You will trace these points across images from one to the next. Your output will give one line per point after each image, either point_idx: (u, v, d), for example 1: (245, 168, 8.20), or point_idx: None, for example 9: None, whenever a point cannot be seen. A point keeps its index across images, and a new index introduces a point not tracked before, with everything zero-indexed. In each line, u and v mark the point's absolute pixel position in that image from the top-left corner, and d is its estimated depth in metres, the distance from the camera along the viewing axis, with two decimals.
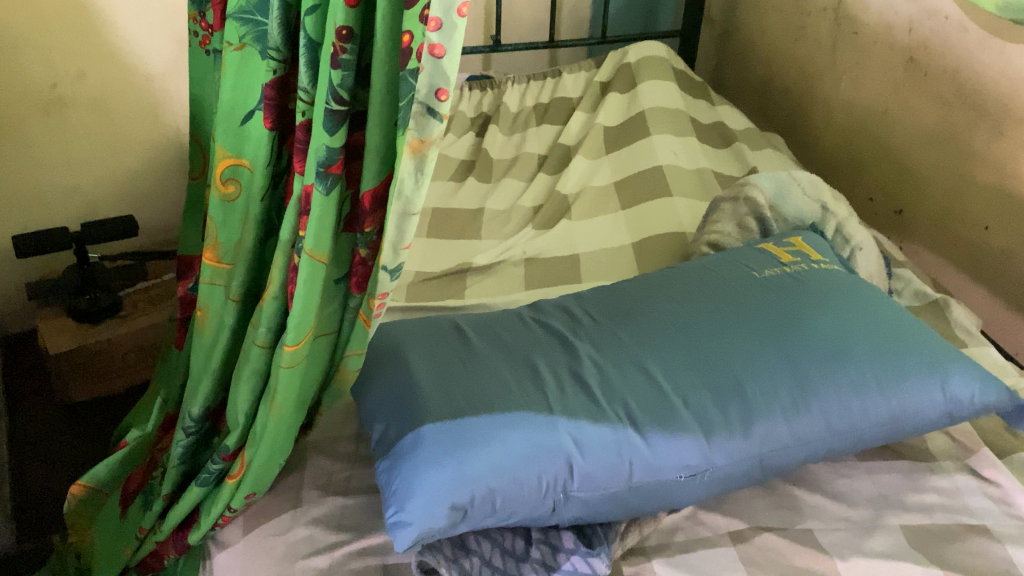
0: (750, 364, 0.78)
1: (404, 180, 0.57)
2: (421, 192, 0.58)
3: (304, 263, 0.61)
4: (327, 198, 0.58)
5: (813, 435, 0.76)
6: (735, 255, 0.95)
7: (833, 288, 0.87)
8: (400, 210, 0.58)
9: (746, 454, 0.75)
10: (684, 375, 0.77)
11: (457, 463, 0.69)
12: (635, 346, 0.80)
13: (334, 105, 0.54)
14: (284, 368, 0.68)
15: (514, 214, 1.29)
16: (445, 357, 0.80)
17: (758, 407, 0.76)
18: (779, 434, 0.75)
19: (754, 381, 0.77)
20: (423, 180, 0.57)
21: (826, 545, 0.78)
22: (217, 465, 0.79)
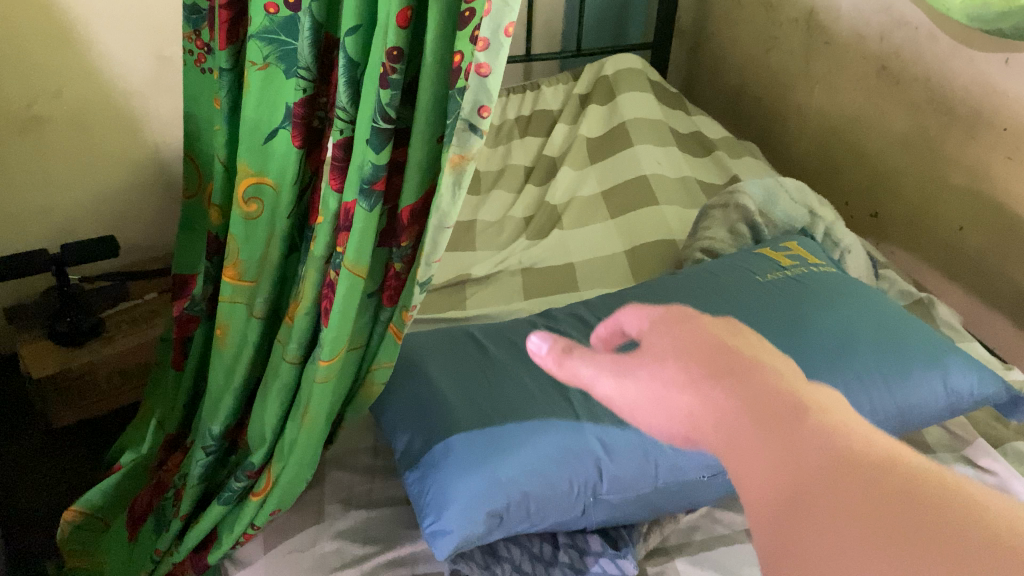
0: None
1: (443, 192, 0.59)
2: (458, 205, 0.59)
3: (343, 277, 0.62)
4: (370, 214, 0.59)
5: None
6: (736, 259, 0.97)
7: (834, 288, 0.91)
8: (438, 223, 0.60)
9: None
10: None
11: (488, 469, 0.70)
12: None
13: (382, 124, 0.55)
14: (318, 384, 0.68)
15: (506, 224, 1.30)
16: (466, 367, 0.81)
17: None
18: None
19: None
20: (460, 194, 0.59)
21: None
22: (242, 483, 0.79)
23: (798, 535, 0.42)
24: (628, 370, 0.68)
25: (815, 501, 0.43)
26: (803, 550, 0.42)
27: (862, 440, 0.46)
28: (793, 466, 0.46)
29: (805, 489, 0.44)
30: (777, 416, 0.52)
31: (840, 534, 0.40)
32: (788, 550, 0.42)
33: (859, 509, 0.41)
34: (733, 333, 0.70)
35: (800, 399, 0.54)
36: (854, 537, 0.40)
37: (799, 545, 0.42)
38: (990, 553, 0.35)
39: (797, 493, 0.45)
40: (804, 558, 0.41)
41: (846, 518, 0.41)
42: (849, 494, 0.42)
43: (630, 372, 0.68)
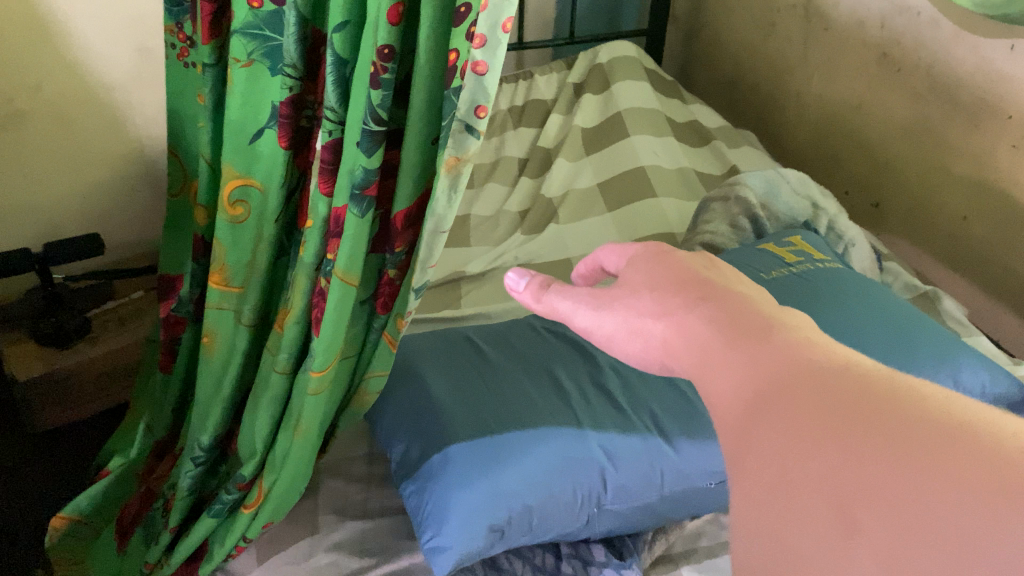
0: None
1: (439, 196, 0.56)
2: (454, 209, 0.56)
3: (335, 287, 0.59)
4: (362, 220, 0.56)
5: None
6: (738, 255, 0.94)
7: (840, 285, 0.88)
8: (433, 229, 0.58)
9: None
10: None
11: (488, 480, 0.68)
12: None
13: (373, 126, 0.52)
14: (310, 396, 0.65)
15: (501, 219, 1.27)
16: (463, 373, 0.79)
17: None
18: None
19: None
20: (455, 197, 0.57)
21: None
22: (232, 495, 0.76)
23: (769, 469, 0.32)
24: (602, 303, 0.56)
25: (783, 423, 0.33)
26: (792, 504, 0.30)
27: (852, 365, 0.35)
28: (761, 395, 0.36)
29: (770, 416, 0.34)
30: (770, 354, 0.38)
31: (836, 476, 0.29)
32: (751, 490, 0.32)
33: (841, 433, 0.31)
34: (706, 260, 0.55)
35: (830, 346, 0.38)
36: (839, 470, 0.30)
37: (775, 494, 0.31)
38: (1007, 481, 0.26)
39: (762, 421, 0.34)
40: (779, 505, 0.30)
41: (824, 446, 0.31)
42: (833, 419, 0.32)
43: (608, 303, 0.55)
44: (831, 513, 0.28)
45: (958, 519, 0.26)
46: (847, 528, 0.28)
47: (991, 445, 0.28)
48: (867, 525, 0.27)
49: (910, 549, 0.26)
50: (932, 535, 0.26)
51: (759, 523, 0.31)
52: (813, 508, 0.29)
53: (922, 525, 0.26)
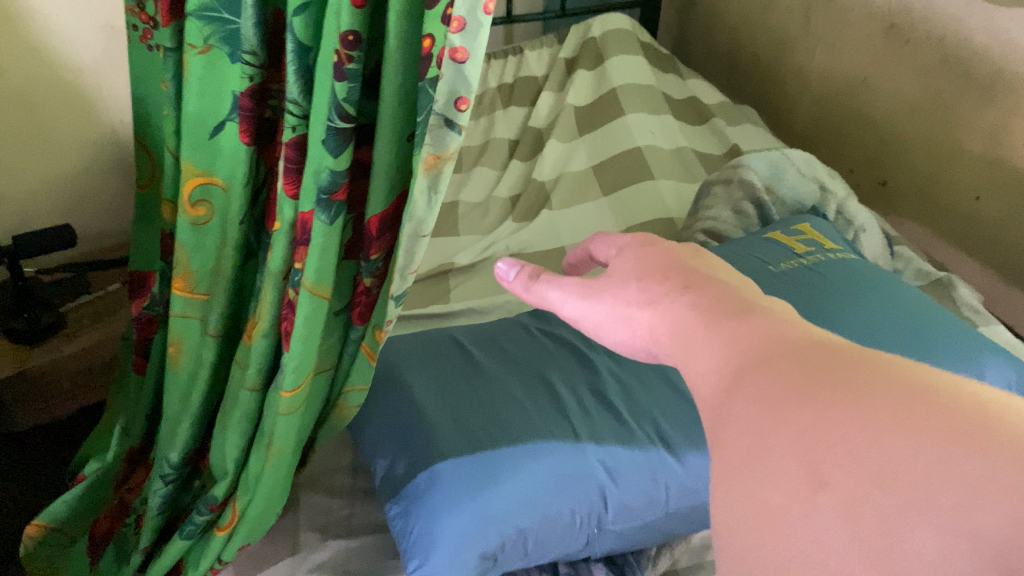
0: None
1: (416, 199, 0.50)
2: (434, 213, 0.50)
3: (304, 300, 0.53)
4: (330, 227, 0.50)
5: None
6: (744, 245, 0.88)
7: (853, 278, 0.82)
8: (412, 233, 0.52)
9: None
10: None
11: (479, 502, 0.62)
12: None
13: (340, 123, 0.46)
14: (280, 417, 0.60)
15: (491, 206, 1.21)
16: (451, 380, 0.73)
17: None
18: None
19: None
20: (436, 200, 0.51)
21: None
22: (204, 517, 0.71)
23: (739, 436, 0.31)
24: (592, 291, 0.50)
25: (759, 395, 0.32)
26: (762, 465, 0.29)
27: (834, 344, 0.34)
28: (740, 371, 0.35)
29: (747, 389, 0.33)
30: (749, 333, 0.37)
31: (807, 436, 0.29)
32: (725, 457, 0.31)
33: (814, 400, 0.30)
34: (699, 251, 0.51)
35: (819, 334, 0.36)
36: (812, 432, 0.29)
37: (746, 457, 0.30)
38: (991, 441, 0.25)
39: (739, 395, 0.33)
40: (748, 467, 0.30)
41: (796, 410, 0.30)
42: (807, 389, 0.31)
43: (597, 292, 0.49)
44: (800, 470, 0.28)
45: (918, 464, 0.25)
46: (814, 480, 0.27)
47: (956, 405, 0.27)
48: (835, 478, 0.27)
49: (876, 496, 0.25)
50: (903, 488, 0.25)
51: (729, 490, 0.30)
52: (783, 464, 0.28)
53: (890, 474, 0.26)
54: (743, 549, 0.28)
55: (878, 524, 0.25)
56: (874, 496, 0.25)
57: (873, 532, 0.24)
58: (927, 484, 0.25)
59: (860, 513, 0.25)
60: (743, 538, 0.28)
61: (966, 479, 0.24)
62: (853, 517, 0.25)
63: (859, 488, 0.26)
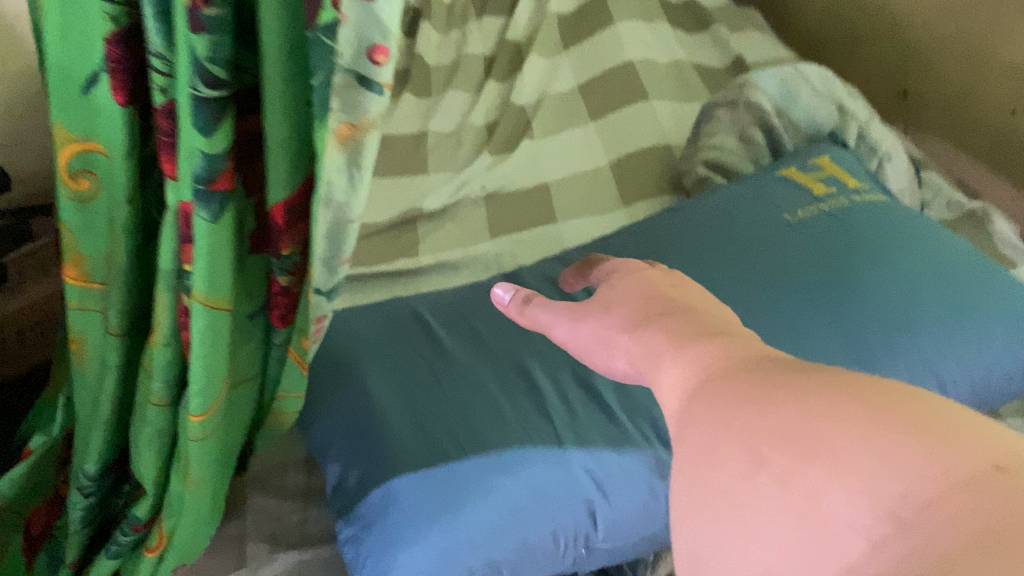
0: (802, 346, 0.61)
1: (331, 181, 0.38)
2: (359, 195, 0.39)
3: (196, 313, 0.42)
4: (216, 226, 0.38)
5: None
6: (754, 185, 0.75)
7: (880, 225, 0.70)
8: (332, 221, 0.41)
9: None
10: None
11: (440, 531, 0.52)
12: None
13: (206, 91, 0.33)
14: (192, 443, 0.49)
15: (464, 136, 1.04)
16: (410, 368, 0.61)
17: None
18: None
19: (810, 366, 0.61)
20: (359, 179, 0.39)
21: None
22: (128, 537, 0.60)
23: (696, 437, 0.30)
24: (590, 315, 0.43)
25: (711, 403, 0.31)
26: (716, 463, 0.28)
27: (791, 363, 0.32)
28: (697, 379, 0.33)
29: (702, 394, 0.32)
30: (710, 347, 0.34)
31: (751, 429, 0.28)
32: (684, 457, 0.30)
33: (761, 399, 0.29)
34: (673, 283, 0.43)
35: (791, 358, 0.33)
36: (757, 424, 0.28)
37: (699, 461, 0.29)
38: (924, 425, 0.25)
39: (694, 401, 0.32)
40: (700, 467, 0.29)
41: (745, 409, 0.29)
42: (756, 389, 0.30)
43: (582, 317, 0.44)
44: (743, 455, 0.28)
45: (845, 438, 0.25)
46: (755, 462, 0.27)
47: (886, 390, 0.27)
48: (774, 459, 0.26)
49: (803, 472, 0.25)
50: (835, 461, 0.25)
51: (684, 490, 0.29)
52: (729, 452, 0.28)
53: (819, 450, 0.26)
54: (698, 548, 0.28)
55: (807, 494, 0.25)
56: (801, 470, 0.25)
57: (803, 503, 0.25)
58: (852, 456, 0.25)
59: (794, 487, 0.25)
60: (695, 533, 0.28)
61: (882, 449, 0.24)
62: (783, 491, 0.25)
63: (793, 464, 0.26)
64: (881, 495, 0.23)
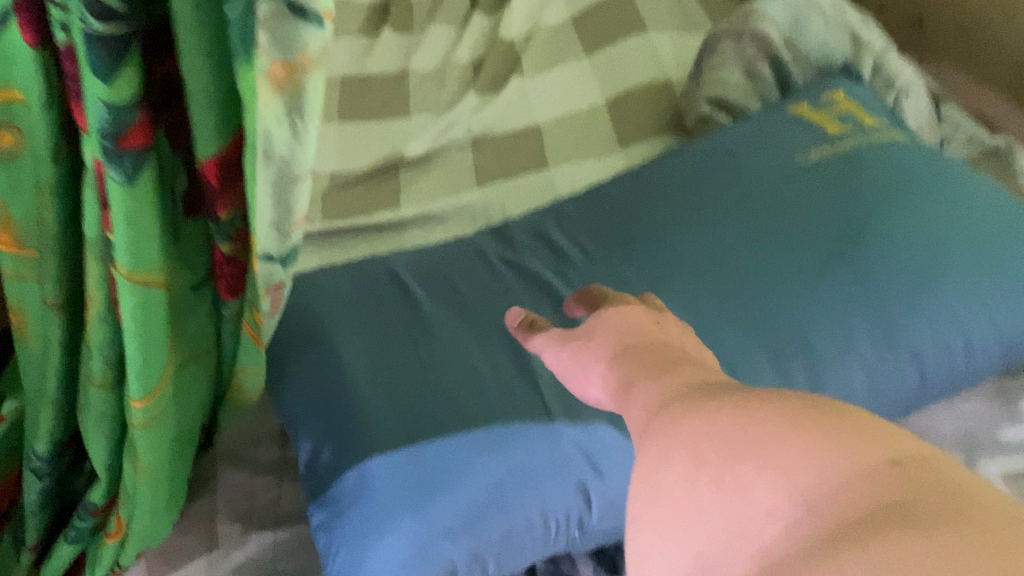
0: (814, 303, 0.56)
1: (268, 135, 0.33)
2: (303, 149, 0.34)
3: (124, 291, 0.36)
4: (133, 188, 0.32)
5: (901, 394, 0.58)
6: (762, 124, 0.68)
7: (904, 165, 0.63)
8: (275, 178, 0.35)
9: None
10: (732, 332, 0.55)
11: (419, 518, 0.47)
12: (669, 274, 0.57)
13: (99, 25, 0.28)
14: (135, 430, 0.44)
15: (448, 75, 0.92)
16: (383, 333, 0.55)
17: (829, 368, 0.55)
18: (855, 382, 0.55)
19: (823, 330, 0.56)
20: (303, 129, 0.34)
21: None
22: (86, 520, 0.55)
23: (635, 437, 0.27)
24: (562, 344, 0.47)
25: (654, 404, 0.28)
26: (647, 463, 0.25)
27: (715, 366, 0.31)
28: (635, 382, 0.30)
29: (655, 402, 0.28)
30: (651, 350, 0.32)
31: (693, 432, 0.25)
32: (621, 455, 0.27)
33: (699, 400, 0.26)
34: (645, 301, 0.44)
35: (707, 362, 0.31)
36: (695, 423, 0.25)
37: (642, 469, 0.26)
38: (857, 426, 0.22)
39: (653, 415, 0.27)
40: (636, 464, 0.26)
41: (683, 409, 0.26)
42: (696, 393, 0.27)
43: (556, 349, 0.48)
44: (684, 459, 0.24)
45: (779, 435, 0.23)
46: (695, 459, 0.24)
47: (818, 396, 0.25)
48: (712, 457, 0.23)
49: (738, 469, 0.23)
50: (768, 455, 0.22)
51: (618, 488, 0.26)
52: (668, 449, 0.25)
53: (751, 450, 0.23)
54: (628, 550, 0.25)
55: (738, 488, 0.22)
56: (736, 467, 0.23)
57: (732, 498, 0.22)
58: (780, 451, 0.22)
59: (729, 490, 0.22)
60: (632, 532, 0.25)
61: (812, 443, 0.22)
62: (717, 483, 0.23)
63: (729, 465, 0.23)
64: (803, 489, 0.21)
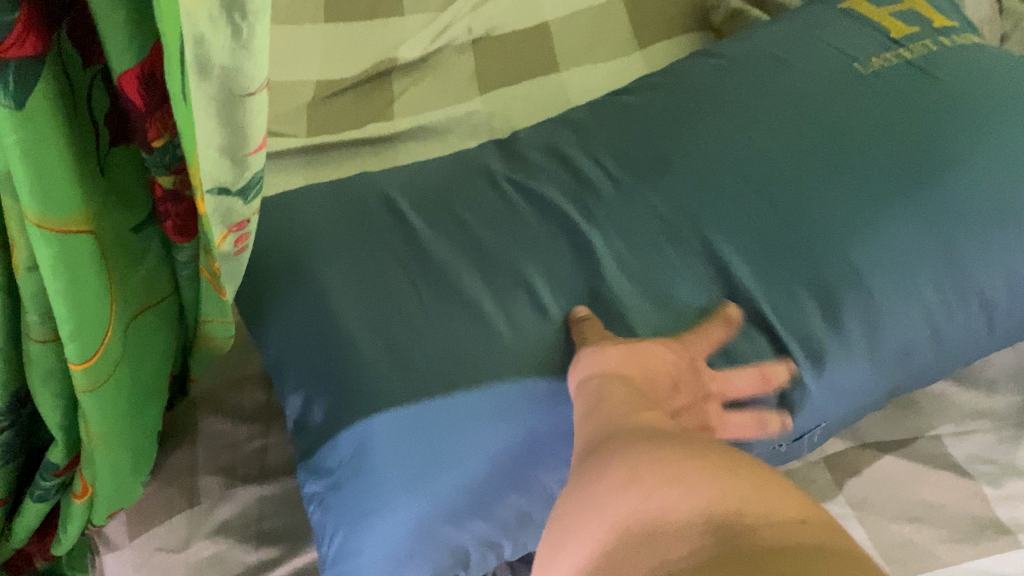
0: (878, 239, 0.49)
1: (207, 40, 0.26)
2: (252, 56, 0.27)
3: (41, 241, 0.29)
4: (20, 112, 0.25)
5: (962, 343, 0.52)
6: (809, 23, 0.60)
7: (986, 77, 0.55)
8: (222, 96, 0.28)
9: (878, 388, 0.50)
10: (777, 276, 0.48)
11: (426, 499, 0.42)
12: (701, 204, 0.50)
13: None
14: (81, 395, 0.37)
15: None
16: (372, 263, 0.47)
17: (888, 317, 0.48)
18: (914, 331, 0.49)
19: (886, 274, 0.48)
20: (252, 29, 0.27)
21: (952, 459, 0.56)
22: (49, 483, 0.49)
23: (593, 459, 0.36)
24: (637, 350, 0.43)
25: (613, 443, 0.36)
26: (597, 486, 0.34)
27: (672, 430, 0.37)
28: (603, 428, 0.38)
29: (602, 434, 0.37)
30: (643, 407, 0.39)
31: (634, 456, 0.34)
32: (576, 476, 0.36)
33: (648, 442, 0.35)
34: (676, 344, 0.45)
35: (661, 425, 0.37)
36: (644, 455, 0.34)
37: (589, 476, 0.35)
38: (764, 487, 0.31)
39: (604, 440, 0.37)
40: (589, 483, 0.34)
41: (633, 444, 0.35)
42: (648, 436, 0.36)
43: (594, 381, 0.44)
44: (620, 474, 0.33)
45: (707, 480, 0.31)
46: (631, 479, 0.33)
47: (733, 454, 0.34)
48: (647, 478, 0.32)
49: (666, 494, 0.31)
50: (693, 489, 0.31)
51: (569, 501, 0.34)
52: (615, 467, 0.34)
53: (683, 482, 0.31)
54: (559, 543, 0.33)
55: (662, 506, 0.30)
56: (665, 490, 0.31)
57: (655, 509, 0.30)
58: (698, 485, 0.31)
59: (654, 500, 0.31)
60: (568, 518, 0.34)
61: (728, 492, 0.30)
62: (650, 499, 0.31)
63: (659, 484, 0.32)
64: (693, 509, 0.30)
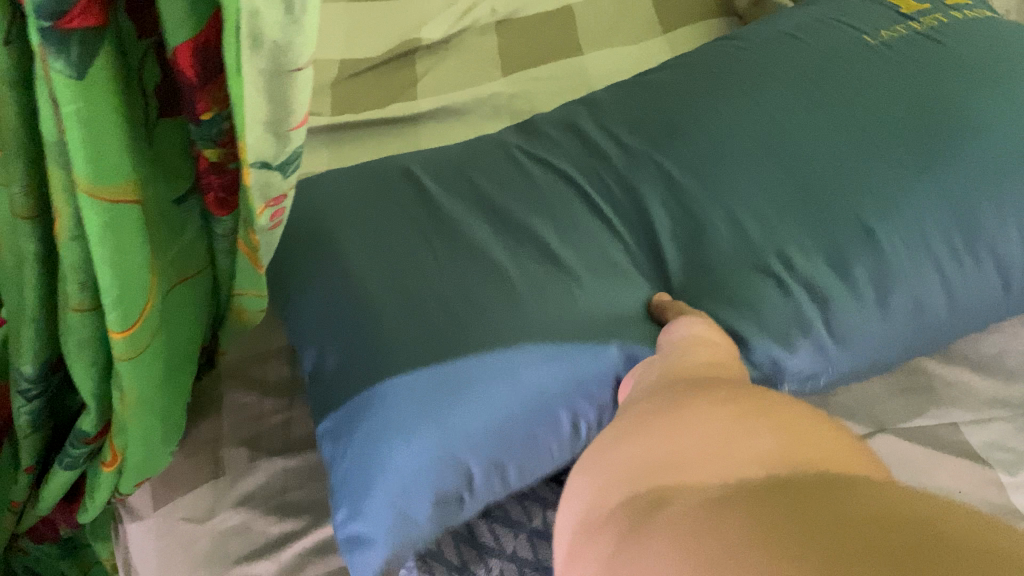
0: (892, 199, 0.49)
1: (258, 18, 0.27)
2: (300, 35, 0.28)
3: (91, 209, 0.30)
4: (82, 83, 0.26)
5: (979, 306, 0.52)
6: (832, 6, 0.61)
7: (1001, 53, 0.55)
8: (270, 73, 0.29)
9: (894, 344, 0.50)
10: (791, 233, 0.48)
11: (441, 430, 0.41)
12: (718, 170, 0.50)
13: None
14: (118, 362, 0.38)
15: None
16: (395, 228, 0.48)
17: (901, 273, 0.48)
18: (928, 290, 0.49)
19: (900, 232, 0.48)
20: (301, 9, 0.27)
21: (969, 445, 0.56)
22: (78, 451, 0.49)
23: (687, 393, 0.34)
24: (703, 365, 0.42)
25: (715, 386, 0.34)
26: (683, 408, 0.33)
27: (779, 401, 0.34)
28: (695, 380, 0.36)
29: (687, 384, 0.36)
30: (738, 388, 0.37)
31: (733, 394, 0.33)
32: (652, 407, 0.35)
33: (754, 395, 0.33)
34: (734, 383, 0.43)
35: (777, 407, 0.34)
36: (743, 397, 0.32)
37: (668, 421, 0.32)
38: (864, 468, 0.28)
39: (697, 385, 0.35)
40: (669, 407, 0.34)
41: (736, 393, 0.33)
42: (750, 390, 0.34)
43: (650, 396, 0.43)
44: (710, 401, 0.32)
45: (803, 438, 0.29)
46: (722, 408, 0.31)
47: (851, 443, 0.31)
48: (743, 409, 0.31)
49: (756, 428, 0.29)
50: (789, 435, 0.29)
51: (646, 420, 0.34)
52: (703, 400, 0.33)
53: (775, 424, 0.29)
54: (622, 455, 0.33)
55: (746, 435, 0.29)
56: (753, 424, 0.29)
57: (737, 436, 0.29)
58: (786, 428, 0.29)
59: (739, 429, 0.29)
60: (640, 434, 0.33)
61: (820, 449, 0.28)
62: (735, 426, 0.30)
63: (749, 414, 0.30)
64: (769, 446, 0.28)
